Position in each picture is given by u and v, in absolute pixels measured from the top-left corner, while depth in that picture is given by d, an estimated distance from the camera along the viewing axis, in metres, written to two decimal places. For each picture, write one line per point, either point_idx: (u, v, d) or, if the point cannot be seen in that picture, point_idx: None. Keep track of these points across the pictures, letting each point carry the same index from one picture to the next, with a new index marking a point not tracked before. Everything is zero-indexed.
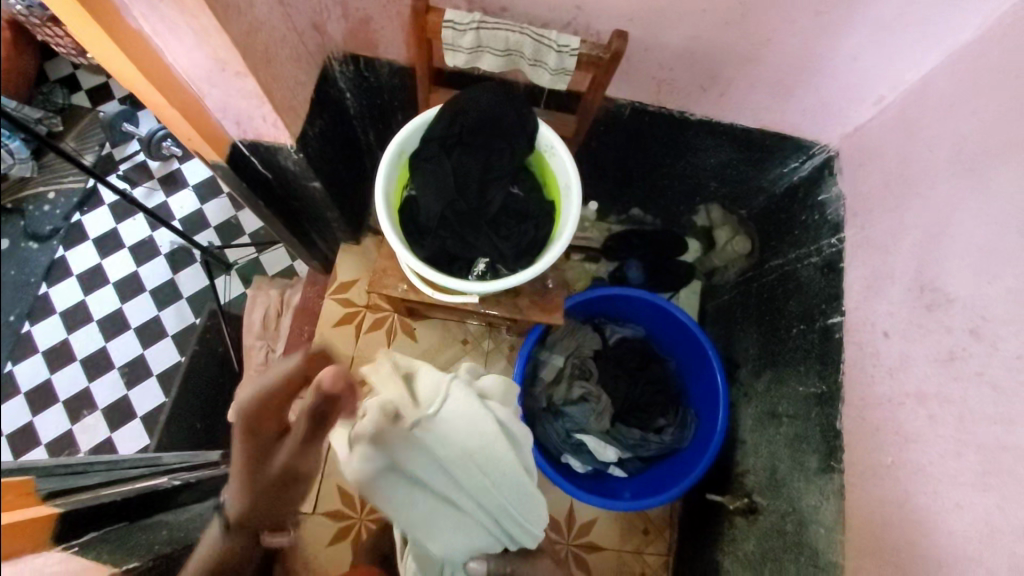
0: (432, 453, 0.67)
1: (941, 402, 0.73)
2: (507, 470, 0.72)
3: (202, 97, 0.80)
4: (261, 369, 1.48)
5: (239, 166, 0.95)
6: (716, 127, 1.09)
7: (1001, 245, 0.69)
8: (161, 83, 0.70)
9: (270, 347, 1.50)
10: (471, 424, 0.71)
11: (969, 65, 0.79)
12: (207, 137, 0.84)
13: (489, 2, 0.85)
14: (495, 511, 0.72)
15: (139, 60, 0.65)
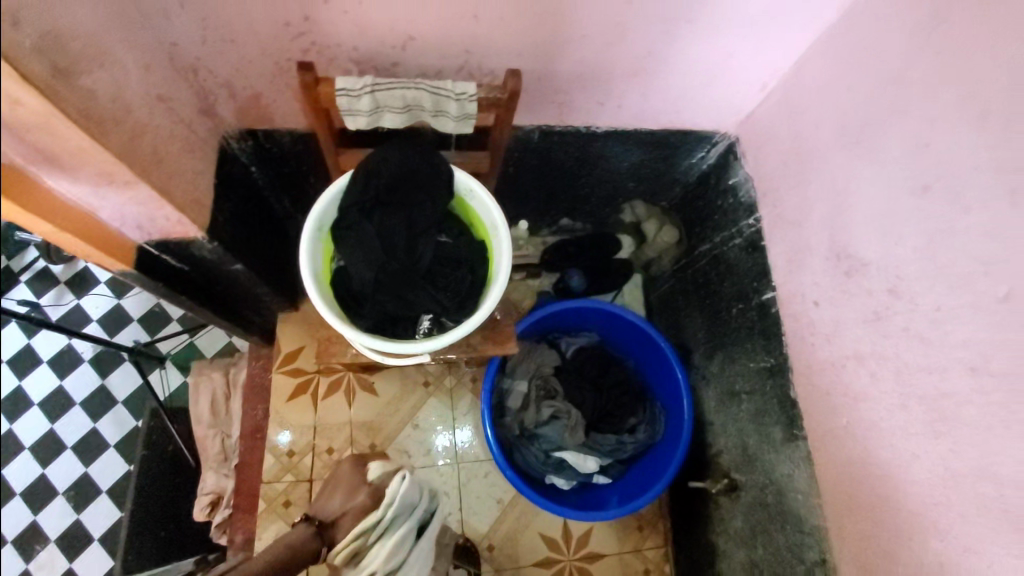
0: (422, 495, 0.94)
1: (877, 360, 0.78)
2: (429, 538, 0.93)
3: (95, 212, 0.74)
4: (219, 459, 1.39)
5: (149, 268, 0.90)
6: (623, 133, 1.12)
7: (895, 209, 0.75)
8: (46, 213, 0.64)
9: (225, 433, 1.41)
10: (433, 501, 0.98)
11: (836, 47, 0.85)
12: (107, 251, 0.77)
13: (378, 59, 0.84)
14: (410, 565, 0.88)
15: (19, 200, 0.59)
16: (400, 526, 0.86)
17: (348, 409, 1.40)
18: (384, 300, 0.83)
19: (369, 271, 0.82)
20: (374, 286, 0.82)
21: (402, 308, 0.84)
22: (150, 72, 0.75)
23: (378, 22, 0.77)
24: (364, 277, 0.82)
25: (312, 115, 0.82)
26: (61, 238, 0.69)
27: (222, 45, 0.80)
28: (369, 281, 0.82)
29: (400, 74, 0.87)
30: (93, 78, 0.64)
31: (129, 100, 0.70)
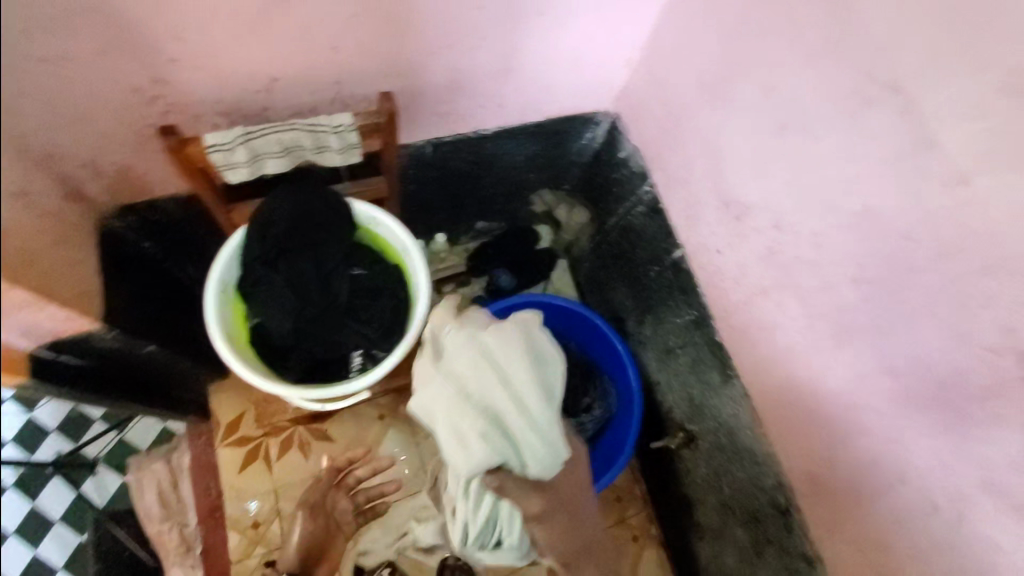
0: (465, 367, 0.73)
1: (780, 290, 0.85)
2: (524, 391, 0.72)
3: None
4: (182, 550, 1.29)
5: (47, 374, 0.80)
6: (511, 130, 1.14)
7: (762, 151, 0.81)
8: None
9: (181, 523, 1.32)
10: (501, 343, 0.74)
11: (680, 14, 0.91)
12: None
13: (245, 107, 0.82)
14: (520, 442, 0.71)
15: None
16: (457, 423, 0.71)
17: (305, 462, 1.36)
18: (309, 346, 0.83)
19: (286, 322, 0.81)
20: (296, 334, 0.82)
21: (329, 350, 0.84)
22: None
23: (235, 71, 0.75)
24: (282, 327, 0.81)
25: (188, 179, 0.78)
26: None
27: (72, 124, 0.75)
28: (288, 330, 0.81)
29: (272, 118, 0.85)
30: None
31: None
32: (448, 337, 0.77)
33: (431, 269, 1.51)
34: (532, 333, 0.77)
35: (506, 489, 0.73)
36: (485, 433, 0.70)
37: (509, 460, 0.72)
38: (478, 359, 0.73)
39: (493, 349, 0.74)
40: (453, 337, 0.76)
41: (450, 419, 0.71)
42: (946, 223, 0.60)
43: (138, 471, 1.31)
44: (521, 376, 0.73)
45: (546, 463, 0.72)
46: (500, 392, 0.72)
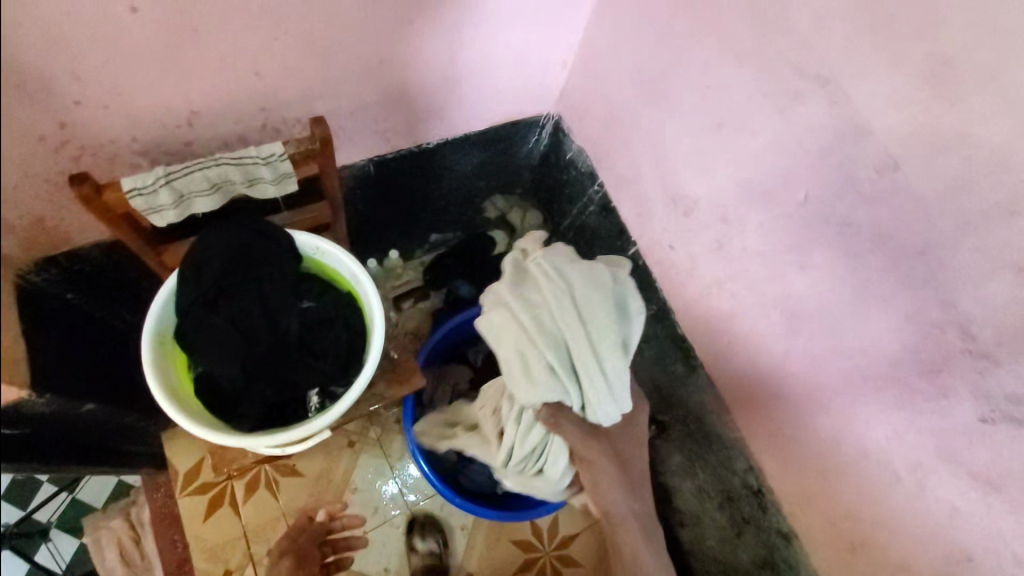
0: (534, 301, 0.78)
1: (733, 282, 0.86)
2: (601, 329, 0.76)
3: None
4: None
5: None
6: (454, 141, 1.12)
7: (703, 146, 0.82)
8: None
9: None
10: (582, 282, 0.78)
11: (612, 14, 0.91)
12: None
13: (166, 144, 0.77)
14: (586, 378, 0.76)
15: None
16: (526, 348, 0.76)
17: (275, 501, 1.30)
18: (260, 391, 0.77)
19: (233, 366, 0.75)
20: (244, 379, 0.76)
21: (284, 393, 0.79)
22: None
23: (149, 108, 0.70)
24: (229, 373, 0.75)
25: (110, 227, 0.72)
26: None
27: None
28: (237, 376, 0.76)
29: (197, 153, 0.80)
30: None
31: None
32: (536, 265, 0.82)
33: (388, 287, 1.47)
34: (622, 280, 0.81)
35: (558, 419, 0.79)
36: (552, 366, 0.76)
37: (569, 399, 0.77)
38: (561, 292, 0.77)
39: (580, 281, 0.78)
40: (538, 269, 0.81)
41: (519, 348, 0.77)
42: (882, 209, 0.61)
43: (95, 529, 1.31)
44: (599, 320, 0.76)
45: (603, 407, 0.76)
46: (573, 332, 0.75)
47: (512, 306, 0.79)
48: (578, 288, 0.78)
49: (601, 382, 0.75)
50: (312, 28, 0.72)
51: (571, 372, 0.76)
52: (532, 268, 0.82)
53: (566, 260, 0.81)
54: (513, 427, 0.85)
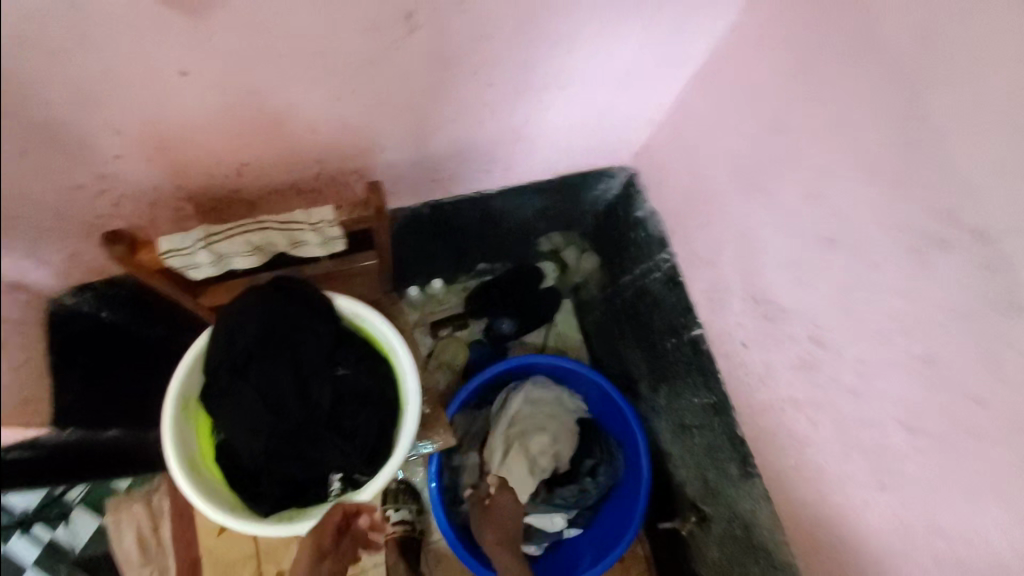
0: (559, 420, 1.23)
1: (814, 407, 0.76)
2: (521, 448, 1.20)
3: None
4: None
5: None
6: (519, 188, 1.04)
7: (803, 256, 0.72)
8: None
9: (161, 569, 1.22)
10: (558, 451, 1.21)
11: (716, 83, 0.80)
12: None
13: (213, 191, 0.71)
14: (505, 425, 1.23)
15: None
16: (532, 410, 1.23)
17: None
18: (282, 470, 0.72)
19: (256, 442, 0.71)
20: (266, 457, 0.71)
21: (306, 473, 0.73)
22: None
23: (199, 159, 0.64)
24: (252, 448, 0.71)
25: (151, 283, 0.68)
26: None
27: None
28: (259, 452, 0.71)
29: (246, 199, 0.75)
30: None
31: None
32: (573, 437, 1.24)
33: (429, 311, 1.44)
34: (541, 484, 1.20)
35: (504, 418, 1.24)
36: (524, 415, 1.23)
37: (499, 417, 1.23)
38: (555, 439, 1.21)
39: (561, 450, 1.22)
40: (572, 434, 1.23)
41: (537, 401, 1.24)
42: None
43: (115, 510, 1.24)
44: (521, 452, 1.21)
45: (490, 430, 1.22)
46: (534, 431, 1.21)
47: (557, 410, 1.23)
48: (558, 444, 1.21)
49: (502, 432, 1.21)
50: (383, 91, 0.64)
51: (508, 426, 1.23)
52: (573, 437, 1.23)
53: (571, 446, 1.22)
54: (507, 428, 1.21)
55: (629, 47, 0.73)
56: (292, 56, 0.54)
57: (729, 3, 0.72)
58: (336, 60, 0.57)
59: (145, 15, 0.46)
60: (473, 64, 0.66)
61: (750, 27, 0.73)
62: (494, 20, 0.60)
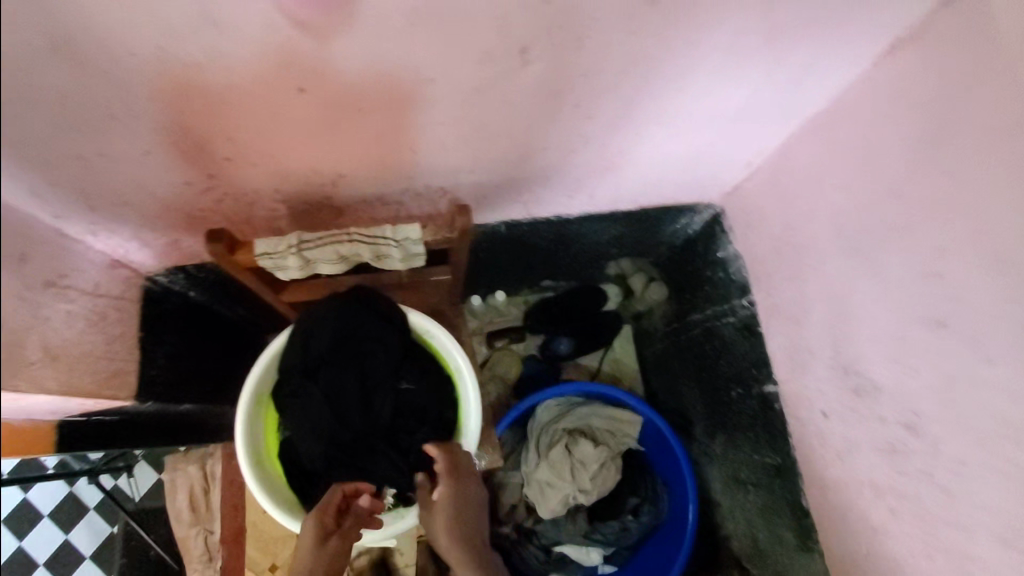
0: (605, 451, 1.18)
1: (896, 496, 0.70)
2: (557, 459, 1.17)
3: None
4: (205, 558, 1.22)
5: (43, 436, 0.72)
6: (598, 216, 1.02)
7: (907, 336, 0.66)
8: None
9: (208, 530, 1.24)
10: (592, 481, 1.16)
11: (829, 135, 0.75)
12: None
13: (307, 197, 0.73)
14: (553, 427, 1.20)
15: None
16: (582, 430, 1.20)
17: None
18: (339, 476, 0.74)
19: (317, 447, 0.73)
20: (325, 461, 0.73)
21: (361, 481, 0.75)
22: (28, 263, 0.59)
23: (298, 168, 0.66)
24: (313, 452, 0.73)
25: (242, 278, 0.71)
26: None
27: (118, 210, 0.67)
28: (319, 457, 0.73)
29: (335, 206, 0.76)
30: None
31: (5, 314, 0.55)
32: (612, 477, 1.18)
33: (486, 322, 1.39)
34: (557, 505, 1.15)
35: (556, 422, 1.21)
36: (574, 428, 1.20)
37: (550, 421, 1.21)
38: (593, 469, 1.16)
39: (594, 481, 1.16)
40: (611, 472, 1.18)
41: (593, 421, 1.21)
42: None
43: (173, 468, 1.25)
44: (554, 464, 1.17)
45: (537, 424, 1.21)
46: (578, 449, 1.17)
47: (607, 442, 1.20)
48: (594, 472, 1.16)
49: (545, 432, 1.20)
50: (483, 118, 0.64)
51: (554, 431, 1.20)
52: (613, 475, 1.17)
53: (608, 480, 1.17)
54: (554, 435, 1.20)
55: (742, 93, 0.69)
56: (402, 82, 0.54)
57: (859, 55, 0.67)
58: (443, 87, 0.57)
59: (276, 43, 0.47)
60: (575, 99, 0.64)
61: (880, 82, 0.67)
62: (605, 61, 0.58)
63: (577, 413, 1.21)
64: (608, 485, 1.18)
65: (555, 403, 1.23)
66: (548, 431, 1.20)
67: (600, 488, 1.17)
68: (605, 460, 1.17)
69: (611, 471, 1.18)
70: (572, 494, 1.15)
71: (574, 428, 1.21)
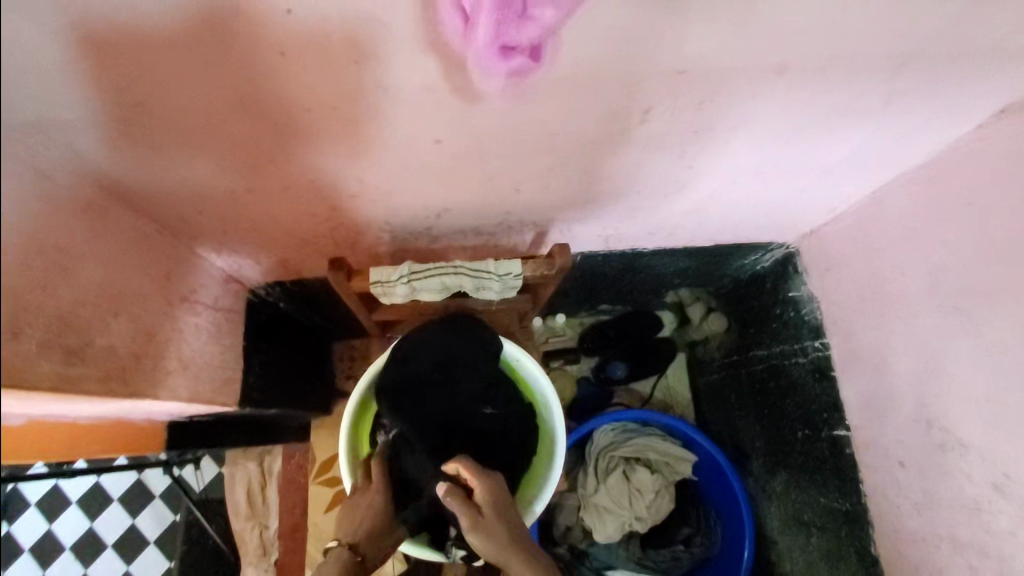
0: (660, 481, 1.20)
1: (978, 555, 0.71)
2: (613, 486, 1.19)
3: (75, 419, 0.61)
4: (259, 553, 1.16)
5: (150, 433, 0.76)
6: (674, 250, 1.04)
7: (1001, 398, 0.67)
8: (44, 448, 0.58)
9: (262, 525, 1.18)
10: (646, 509, 1.18)
11: (927, 190, 0.76)
12: (68, 441, 0.62)
13: (411, 227, 0.77)
14: (608, 454, 1.22)
15: (20, 452, 0.53)
16: (639, 458, 1.21)
17: None
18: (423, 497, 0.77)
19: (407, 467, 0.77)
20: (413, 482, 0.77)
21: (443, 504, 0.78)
22: (170, 281, 0.67)
23: (412, 203, 0.70)
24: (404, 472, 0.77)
25: (347, 299, 0.77)
26: (67, 445, 0.62)
27: (245, 233, 0.72)
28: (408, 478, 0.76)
29: (433, 235, 0.81)
30: (115, 329, 0.56)
31: (153, 327, 0.63)
32: (665, 505, 1.19)
33: (542, 341, 1.37)
34: (614, 533, 1.17)
35: (612, 448, 1.22)
36: (631, 456, 1.22)
37: (606, 447, 1.22)
38: (649, 497, 1.18)
39: (648, 509, 1.18)
40: (665, 501, 1.19)
41: (651, 450, 1.21)
42: None
43: (233, 463, 1.18)
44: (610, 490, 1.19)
45: (593, 449, 1.22)
46: (633, 477, 1.19)
47: (663, 472, 1.21)
48: (649, 500, 1.18)
49: (601, 458, 1.22)
50: (593, 165, 0.67)
51: (609, 457, 1.21)
52: (667, 503, 1.19)
53: (663, 508, 1.19)
54: (610, 462, 1.21)
55: (846, 146, 0.70)
56: (530, 134, 0.58)
57: (968, 117, 0.67)
58: (564, 139, 0.60)
59: (431, 104, 0.51)
60: (682, 151, 0.66)
61: (991, 144, 0.67)
62: (717, 121, 0.60)
63: (636, 441, 1.22)
64: (663, 512, 1.19)
65: (613, 429, 1.24)
66: (604, 458, 1.22)
67: (653, 516, 1.19)
68: (660, 488, 1.19)
69: (666, 499, 1.19)
70: (627, 520, 1.17)
71: (631, 455, 1.21)
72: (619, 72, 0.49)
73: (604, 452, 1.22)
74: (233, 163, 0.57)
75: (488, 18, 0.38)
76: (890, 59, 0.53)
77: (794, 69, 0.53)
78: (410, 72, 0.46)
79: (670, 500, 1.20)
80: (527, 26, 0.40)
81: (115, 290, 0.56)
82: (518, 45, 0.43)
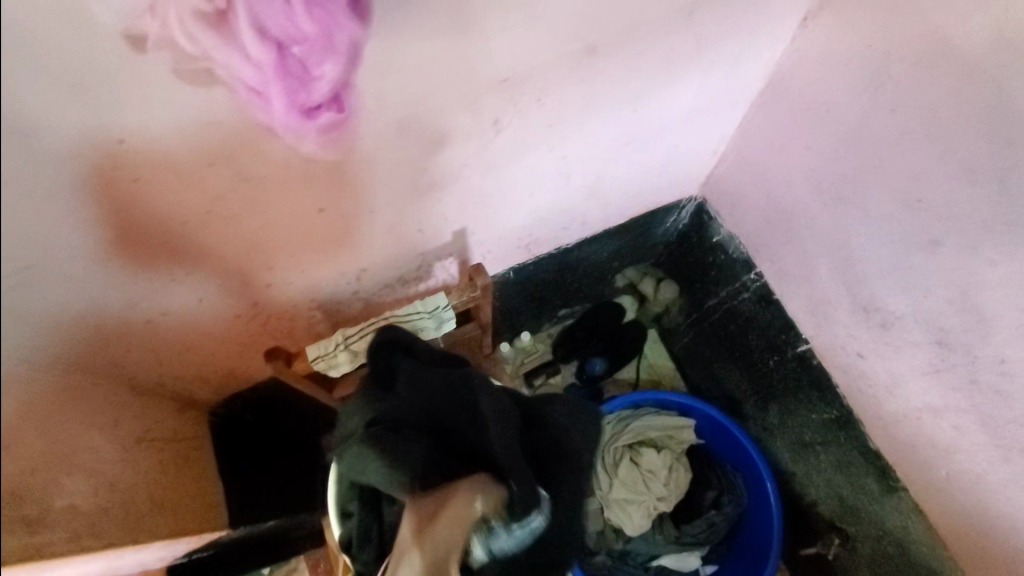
0: (669, 454, 1.20)
1: (955, 412, 0.74)
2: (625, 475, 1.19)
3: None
4: None
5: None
6: (596, 236, 1.09)
7: (910, 261, 0.71)
8: None
9: None
10: (665, 487, 1.18)
11: (778, 108, 0.83)
12: None
13: (337, 298, 0.80)
14: (610, 447, 1.21)
15: None
16: (641, 441, 1.21)
17: None
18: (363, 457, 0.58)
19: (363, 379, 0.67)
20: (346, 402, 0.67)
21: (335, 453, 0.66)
22: (119, 426, 0.68)
23: (327, 275, 0.73)
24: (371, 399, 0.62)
25: (300, 385, 0.79)
26: None
27: (177, 357, 0.74)
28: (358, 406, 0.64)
29: (363, 297, 0.83)
30: (70, 487, 0.56)
31: (115, 476, 0.63)
32: (683, 476, 1.20)
33: (519, 366, 1.31)
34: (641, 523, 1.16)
35: (612, 440, 1.22)
36: (633, 440, 1.21)
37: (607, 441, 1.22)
38: (664, 474, 1.18)
39: (667, 485, 1.18)
40: (681, 473, 1.20)
41: (650, 429, 1.22)
42: None
43: None
44: (626, 481, 1.18)
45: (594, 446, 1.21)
46: (642, 460, 1.19)
47: (669, 445, 1.21)
48: (666, 477, 1.18)
49: (606, 454, 1.21)
50: (471, 184, 0.71)
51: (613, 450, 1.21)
52: (682, 474, 1.20)
53: (681, 481, 1.19)
54: (614, 453, 1.21)
55: (690, 92, 0.76)
56: (399, 177, 0.62)
57: (781, 36, 0.75)
58: (436, 170, 0.65)
59: (298, 178, 0.55)
60: (548, 144, 0.71)
61: (806, 52, 0.75)
62: (565, 109, 0.66)
63: (633, 424, 1.22)
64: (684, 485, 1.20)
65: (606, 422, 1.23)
66: (606, 452, 1.21)
67: (675, 491, 1.18)
68: (670, 463, 1.19)
69: (681, 471, 1.20)
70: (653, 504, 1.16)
71: (634, 441, 1.21)
72: (447, 95, 0.54)
73: (606, 446, 1.22)
74: (140, 294, 0.59)
75: (276, 91, 0.34)
76: (680, 10, 0.60)
77: (602, 46, 0.59)
78: (262, 155, 0.50)
79: (685, 470, 1.20)
80: (315, 86, 0.35)
81: (60, 448, 0.55)
82: (319, 103, 0.37)
